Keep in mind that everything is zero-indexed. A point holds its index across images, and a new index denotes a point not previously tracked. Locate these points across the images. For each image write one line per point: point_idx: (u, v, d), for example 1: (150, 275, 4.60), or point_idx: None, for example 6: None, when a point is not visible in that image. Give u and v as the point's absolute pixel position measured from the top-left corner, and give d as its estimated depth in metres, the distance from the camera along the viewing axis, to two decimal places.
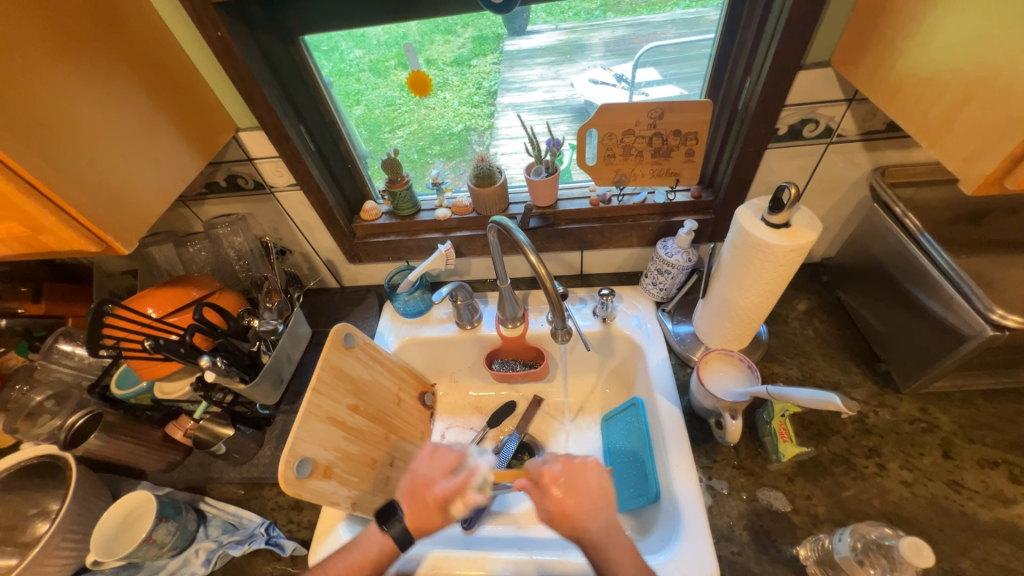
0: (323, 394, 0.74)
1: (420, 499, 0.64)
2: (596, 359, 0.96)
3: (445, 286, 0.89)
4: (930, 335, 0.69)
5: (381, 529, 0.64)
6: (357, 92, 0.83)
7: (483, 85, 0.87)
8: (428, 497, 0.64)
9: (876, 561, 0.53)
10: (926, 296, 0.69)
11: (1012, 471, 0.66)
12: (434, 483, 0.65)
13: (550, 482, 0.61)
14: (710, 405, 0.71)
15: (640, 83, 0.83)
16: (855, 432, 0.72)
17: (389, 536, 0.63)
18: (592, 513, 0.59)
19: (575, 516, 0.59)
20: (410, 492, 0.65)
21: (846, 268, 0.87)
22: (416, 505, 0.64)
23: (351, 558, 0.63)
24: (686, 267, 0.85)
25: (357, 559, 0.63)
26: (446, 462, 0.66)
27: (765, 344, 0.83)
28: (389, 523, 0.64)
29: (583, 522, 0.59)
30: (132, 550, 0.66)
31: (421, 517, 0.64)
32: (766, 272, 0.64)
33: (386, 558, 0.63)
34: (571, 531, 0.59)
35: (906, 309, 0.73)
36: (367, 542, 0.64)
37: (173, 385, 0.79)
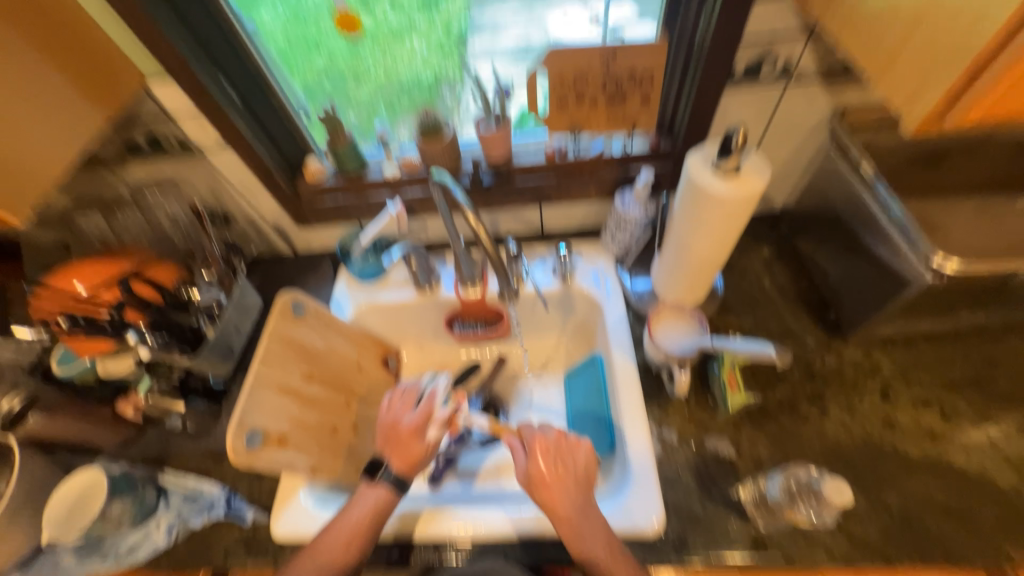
0: (271, 365, 0.72)
1: (398, 440, 0.71)
2: (558, 316, 0.96)
3: (398, 249, 0.86)
4: (877, 282, 0.69)
5: (371, 484, 0.68)
6: (314, 40, 0.74)
7: (453, 28, 0.76)
8: (407, 432, 0.71)
9: (805, 498, 0.62)
10: (875, 242, 0.69)
11: (943, 409, 0.69)
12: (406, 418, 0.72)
13: (540, 449, 0.65)
14: (659, 358, 0.72)
15: (615, 22, 0.74)
16: (802, 378, 0.74)
17: (383, 487, 0.67)
18: (574, 489, 0.63)
19: (554, 484, 0.63)
20: (389, 438, 0.72)
21: (803, 217, 0.86)
22: (399, 448, 0.70)
23: (349, 519, 0.65)
24: (644, 221, 0.83)
25: (354, 519, 0.65)
26: (408, 398, 0.75)
27: (721, 296, 0.83)
28: (380, 473, 0.68)
29: (560, 497, 0.62)
30: (87, 528, 0.66)
31: (406, 454, 0.70)
32: (715, 223, 0.62)
33: (383, 512, 0.66)
34: (546, 501, 0.63)
35: (857, 258, 0.73)
36: (364, 500, 0.67)
37: (117, 364, 0.75)
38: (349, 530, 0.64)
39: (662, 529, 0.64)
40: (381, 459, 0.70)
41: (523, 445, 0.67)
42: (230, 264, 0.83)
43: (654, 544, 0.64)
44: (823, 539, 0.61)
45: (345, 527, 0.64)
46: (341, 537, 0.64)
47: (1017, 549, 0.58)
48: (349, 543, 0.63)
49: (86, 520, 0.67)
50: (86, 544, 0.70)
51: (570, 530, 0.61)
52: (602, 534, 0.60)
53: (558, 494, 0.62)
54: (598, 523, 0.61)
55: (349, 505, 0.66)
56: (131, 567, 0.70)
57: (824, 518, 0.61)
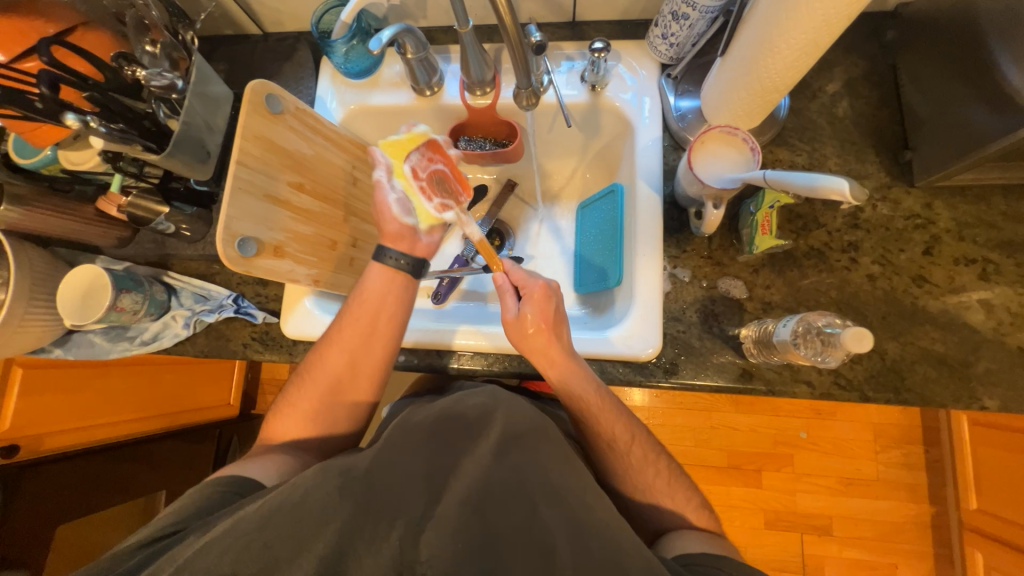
0: (252, 167, 0.63)
1: (395, 240, 0.71)
2: (580, 139, 0.83)
3: (387, 28, 0.65)
4: (980, 115, 0.55)
5: (381, 267, 0.70)
6: None
7: None
8: (397, 224, 0.70)
9: (811, 344, 0.56)
10: (1004, 53, 0.52)
11: (985, 269, 0.63)
12: (397, 207, 0.70)
13: (539, 298, 0.64)
14: (693, 192, 0.62)
15: None
16: (842, 226, 0.67)
17: (390, 267, 0.70)
18: (565, 346, 0.64)
19: (543, 338, 0.64)
20: (382, 226, 0.71)
21: (921, 18, 0.65)
22: (393, 238, 0.71)
23: (360, 300, 0.69)
24: (711, 11, 0.62)
25: (365, 296, 0.69)
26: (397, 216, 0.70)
27: (779, 125, 0.69)
28: (387, 258, 0.70)
29: (552, 351, 0.64)
30: (102, 315, 0.68)
31: (410, 243, 0.72)
32: (821, 8, 0.47)
33: (394, 284, 0.70)
34: (539, 354, 0.65)
35: (971, 80, 0.56)
36: (372, 289, 0.70)
37: (82, 155, 0.68)
38: (366, 312, 0.69)
39: (657, 356, 0.66)
40: (383, 245, 0.71)
41: (522, 294, 0.66)
42: (180, 37, 0.65)
43: (647, 366, 0.67)
44: (810, 376, 0.63)
45: (356, 306, 0.69)
46: (358, 318, 0.68)
47: (994, 400, 0.60)
48: (364, 323, 0.69)
49: (98, 307, 0.69)
50: (111, 327, 0.74)
51: (560, 375, 0.64)
52: (588, 392, 0.64)
53: (548, 344, 0.64)
54: (586, 381, 0.64)
55: (359, 293, 0.70)
56: (159, 351, 0.76)
57: (829, 360, 0.56)
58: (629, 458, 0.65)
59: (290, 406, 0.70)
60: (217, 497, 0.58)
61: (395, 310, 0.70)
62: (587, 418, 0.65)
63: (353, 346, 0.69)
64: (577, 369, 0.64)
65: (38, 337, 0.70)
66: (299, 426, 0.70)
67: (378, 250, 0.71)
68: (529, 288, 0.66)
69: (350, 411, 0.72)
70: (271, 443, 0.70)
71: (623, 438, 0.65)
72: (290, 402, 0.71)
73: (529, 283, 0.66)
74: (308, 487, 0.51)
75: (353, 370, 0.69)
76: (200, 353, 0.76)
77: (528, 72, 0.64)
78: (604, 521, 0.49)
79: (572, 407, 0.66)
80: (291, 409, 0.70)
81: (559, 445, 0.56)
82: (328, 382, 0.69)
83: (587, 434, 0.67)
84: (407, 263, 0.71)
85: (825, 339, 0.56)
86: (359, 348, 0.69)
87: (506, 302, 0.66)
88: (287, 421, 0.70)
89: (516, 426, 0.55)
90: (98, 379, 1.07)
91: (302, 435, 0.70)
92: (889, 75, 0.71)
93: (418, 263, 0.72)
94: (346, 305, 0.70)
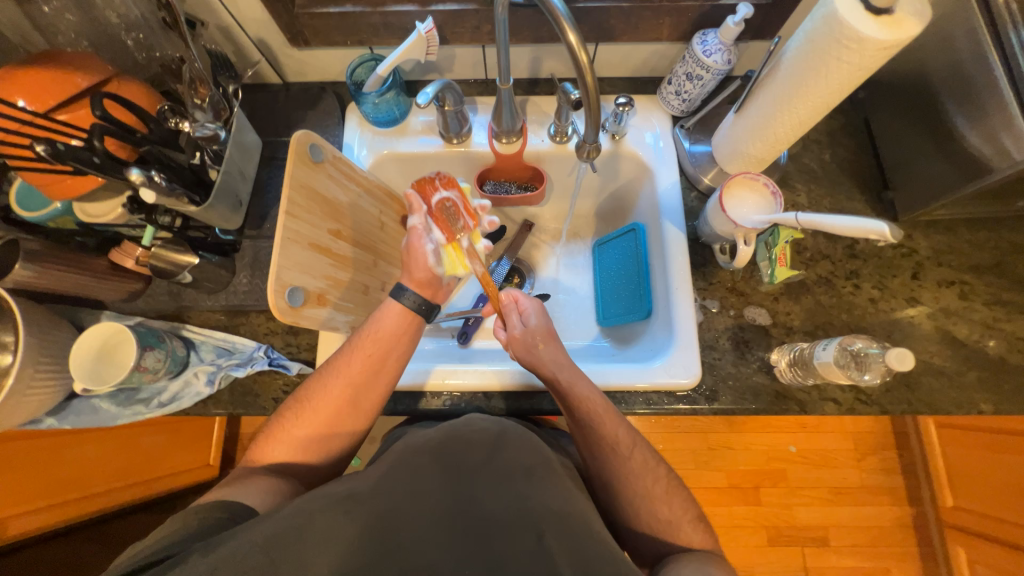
0: (299, 217, 0.63)
1: (418, 278, 0.67)
2: (597, 182, 0.89)
3: (431, 84, 0.68)
4: (947, 165, 0.66)
5: (399, 305, 0.66)
6: None
7: None
8: (427, 270, 0.67)
9: (850, 364, 0.62)
10: (955, 110, 0.63)
11: (962, 289, 0.73)
12: (432, 255, 0.67)
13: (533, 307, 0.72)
14: (725, 231, 0.69)
15: None
16: (843, 256, 0.76)
17: (404, 307, 0.66)
18: (552, 349, 0.67)
19: (544, 345, 0.67)
20: (410, 267, 0.67)
21: (884, 82, 0.77)
22: (421, 283, 0.67)
23: (373, 332, 0.64)
24: (722, 73, 0.71)
25: (378, 331, 0.64)
26: (420, 276, 0.67)
27: (781, 170, 0.78)
28: (402, 297, 0.66)
29: (544, 354, 0.67)
30: (123, 377, 0.63)
31: (434, 290, 0.69)
32: (836, 78, 0.55)
33: (408, 325, 0.66)
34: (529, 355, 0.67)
35: (932, 132, 0.68)
36: (385, 320, 0.65)
37: (99, 208, 0.65)
38: (376, 346, 0.63)
39: (696, 384, 0.70)
40: (403, 285, 0.67)
41: (523, 313, 0.72)
42: (223, 89, 0.66)
43: (688, 395, 0.70)
44: (836, 394, 0.69)
45: (370, 339, 0.64)
46: (368, 354, 0.63)
47: (989, 403, 0.68)
48: (374, 359, 0.63)
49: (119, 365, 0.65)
50: (121, 390, 0.68)
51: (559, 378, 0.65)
52: (585, 396, 0.63)
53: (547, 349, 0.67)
54: (583, 385, 0.64)
55: (372, 327, 0.65)
56: (176, 413, 0.69)
57: (870, 377, 0.62)
58: (630, 463, 0.61)
59: (283, 431, 0.62)
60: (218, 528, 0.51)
61: (407, 346, 0.65)
62: (587, 420, 0.62)
63: (358, 379, 0.62)
64: (579, 372, 0.66)
65: (41, 403, 0.63)
66: (293, 452, 0.61)
67: (396, 288, 0.67)
68: (530, 308, 0.72)
69: (340, 439, 0.63)
70: (254, 465, 0.61)
71: (625, 440, 0.62)
72: (282, 425, 0.62)
73: (529, 302, 0.73)
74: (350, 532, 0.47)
75: (350, 404, 0.62)
76: (223, 410, 0.70)
77: (598, 131, 0.64)
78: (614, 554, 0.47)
79: (573, 412, 0.64)
80: (285, 434, 0.61)
81: (564, 480, 0.56)
82: (330, 422, 0.62)
83: (589, 446, 0.63)
84: (424, 304, 0.67)
85: (860, 359, 0.62)
86: (364, 382, 0.63)
87: (507, 318, 0.71)
88: (279, 446, 0.61)
89: (524, 459, 0.57)
90: (72, 450, 0.95)
91: (293, 462, 0.61)
92: (862, 126, 0.82)
93: (433, 307, 0.68)
94: (349, 342, 0.64)
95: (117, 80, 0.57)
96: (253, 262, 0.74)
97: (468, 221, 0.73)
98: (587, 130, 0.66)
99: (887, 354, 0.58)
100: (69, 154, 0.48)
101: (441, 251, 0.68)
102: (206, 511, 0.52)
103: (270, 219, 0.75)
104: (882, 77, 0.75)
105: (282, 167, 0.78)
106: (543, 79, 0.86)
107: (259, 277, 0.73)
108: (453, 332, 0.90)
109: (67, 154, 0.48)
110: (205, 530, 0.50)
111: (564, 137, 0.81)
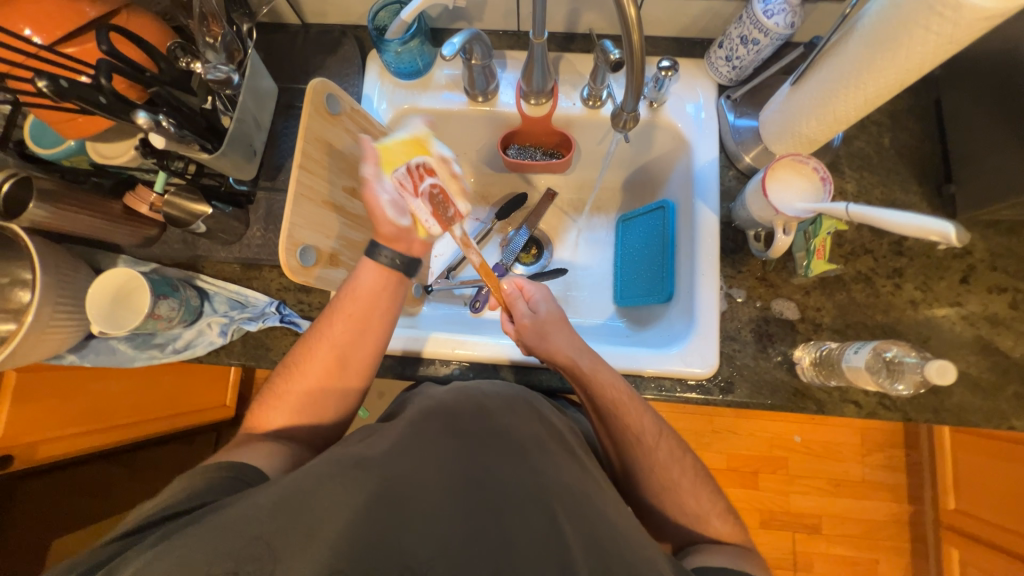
0: (313, 172, 0.60)
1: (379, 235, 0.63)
2: (628, 152, 0.83)
3: (459, 33, 0.62)
4: (1019, 161, 0.59)
5: (375, 263, 0.63)
6: None
7: None
8: (391, 225, 0.63)
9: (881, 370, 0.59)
10: None
11: (1015, 297, 0.67)
12: (391, 208, 0.62)
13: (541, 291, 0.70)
14: (762, 217, 0.65)
15: None
16: (888, 253, 0.70)
17: (381, 266, 0.63)
18: (567, 334, 0.65)
19: (562, 328, 0.65)
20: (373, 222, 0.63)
21: (964, 59, 0.68)
22: (389, 238, 0.63)
23: (352, 292, 0.62)
24: (782, 38, 0.64)
25: (356, 291, 0.62)
26: (386, 234, 0.63)
27: (833, 153, 0.72)
28: (378, 255, 0.63)
29: (563, 340, 0.64)
30: (138, 323, 0.64)
31: (407, 243, 0.64)
32: (919, 52, 0.48)
33: (387, 285, 0.64)
34: (542, 336, 0.65)
35: (1009, 120, 0.60)
36: (366, 282, 0.62)
37: (112, 148, 0.64)
38: (357, 307, 0.62)
39: (712, 374, 0.68)
40: (376, 242, 0.63)
41: (529, 300, 0.69)
42: (237, 27, 0.61)
43: (703, 384, 0.68)
44: (858, 397, 0.66)
45: (350, 304, 0.62)
46: (349, 312, 0.61)
47: (1022, 419, 0.64)
48: (357, 318, 0.62)
49: (114, 309, 0.65)
50: (137, 334, 0.69)
51: (585, 365, 0.62)
52: (610, 383, 0.61)
53: (568, 335, 0.65)
54: (606, 374, 0.62)
55: (350, 288, 0.62)
56: (190, 360, 0.71)
57: (902, 387, 0.60)
58: (656, 455, 0.60)
59: (291, 391, 0.62)
60: (226, 486, 0.52)
61: (391, 302, 0.64)
62: (612, 409, 0.61)
63: (342, 341, 0.62)
64: (600, 361, 0.63)
65: (61, 342, 0.64)
66: (303, 409, 0.62)
67: (370, 245, 0.63)
68: (538, 294, 0.70)
69: (345, 399, 0.64)
70: (266, 420, 0.61)
71: (651, 432, 0.61)
72: (291, 383, 0.63)
73: (535, 289, 0.71)
74: (354, 490, 0.47)
75: (341, 365, 0.62)
76: (236, 362, 0.71)
77: (638, 99, 0.59)
78: (619, 525, 0.47)
79: (599, 403, 0.61)
80: (295, 393, 0.62)
81: (574, 453, 0.55)
82: (337, 384, 0.62)
83: (612, 433, 0.62)
84: (401, 259, 0.63)
85: (893, 368, 0.60)
86: (350, 340, 0.62)
87: (516, 305, 0.68)
88: (287, 405, 0.62)
89: (534, 429, 0.56)
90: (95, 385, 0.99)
91: (299, 422, 0.62)
92: (931, 109, 0.74)
93: (411, 260, 0.64)
94: (331, 306, 0.63)
95: (125, 13, 0.53)
96: (267, 216, 0.72)
97: (458, 208, 0.66)
98: (626, 96, 0.61)
99: (927, 366, 0.55)
100: (74, 92, 0.46)
101: (401, 204, 0.63)
102: (208, 470, 0.53)
103: (285, 171, 0.73)
104: (963, 53, 0.67)
105: (298, 116, 0.74)
106: (580, 34, 0.79)
107: (273, 232, 0.72)
108: (465, 300, 0.88)
109: (71, 92, 0.46)
110: (211, 488, 0.51)
111: (597, 102, 0.75)
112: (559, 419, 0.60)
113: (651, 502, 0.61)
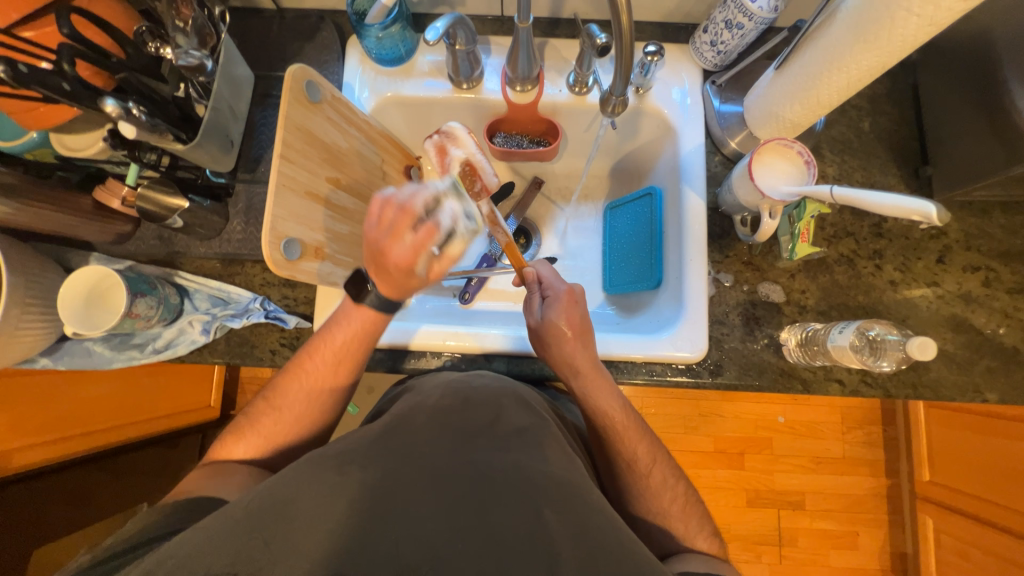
0: (294, 162, 0.59)
1: (387, 275, 0.55)
2: (615, 139, 0.83)
3: (442, 17, 0.60)
4: (991, 143, 0.61)
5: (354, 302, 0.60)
6: None
7: None
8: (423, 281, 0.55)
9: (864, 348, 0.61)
10: (1012, 78, 0.57)
11: (987, 276, 0.70)
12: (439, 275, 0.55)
13: (567, 300, 0.64)
14: (750, 201, 0.65)
15: None
16: (868, 235, 0.72)
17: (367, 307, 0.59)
18: (576, 350, 0.63)
19: (573, 345, 0.62)
20: (388, 270, 0.54)
21: (939, 42, 0.69)
22: (407, 288, 0.56)
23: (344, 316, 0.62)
24: (765, 22, 0.64)
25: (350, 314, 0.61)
26: (405, 283, 0.55)
27: (815, 137, 0.73)
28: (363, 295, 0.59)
29: (570, 356, 0.63)
30: (115, 323, 0.61)
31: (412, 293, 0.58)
32: (900, 35, 0.49)
33: (374, 325, 0.61)
34: (551, 347, 0.64)
35: (982, 104, 0.62)
36: (353, 316, 0.61)
37: (78, 141, 0.61)
38: (350, 331, 0.61)
39: (702, 358, 0.69)
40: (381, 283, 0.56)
41: (548, 296, 0.66)
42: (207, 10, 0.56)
43: (692, 368, 0.69)
44: (841, 375, 0.68)
45: (347, 326, 0.61)
46: (341, 338, 0.62)
47: (994, 392, 0.67)
48: (349, 343, 0.62)
49: (85, 298, 0.63)
50: (114, 334, 0.67)
51: (583, 386, 0.63)
52: (610, 410, 0.63)
53: (575, 352, 0.63)
54: (607, 398, 0.63)
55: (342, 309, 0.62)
56: (172, 360, 0.68)
57: (883, 363, 0.62)
58: (647, 480, 0.62)
59: (280, 407, 0.62)
60: None
61: (376, 334, 0.63)
62: (607, 430, 0.63)
63: (335, 360, 0.62)
64: (600, 381, 0.63)
65: (32, 345, 0.61)
66: (299, 417, 0.63)
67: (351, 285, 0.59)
68: (555, 294, 0.65)
69: (334, 403, 0.65)
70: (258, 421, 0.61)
71: (644, 459, 0.62)
72: (280, 396, 0.63)
73: (556, 285, 0.67)
74: (348, 484, 0.47)
75: (332, 392, 0.64)
76: (220, 360, 0.69)
77: (627, 83, 0.59)
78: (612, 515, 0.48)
79: (592, 421, 0.64)
80: (287, 402, 0.62)
81: (562, 443, 0.55)
82: (322, 395, 0.63)
83: (607, 453, 0.64)
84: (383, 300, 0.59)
85: (876, 346, 0.62)
86: (343, 358, 0.62)
87: (532, 300, 0.67)
88: (283, 415, 0.62)
89: (527, 421, 0.56)
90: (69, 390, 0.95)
91: (295, 431, 0.63)
92: (909, 93, 0.76)
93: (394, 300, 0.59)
94: (320, 332, 0.63)
95: None
96: (247, 210, 0.70)
97: (486, 180, 0.57)
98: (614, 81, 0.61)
99: (909, 343, 0.58)
100: (34, 77, 0.44)
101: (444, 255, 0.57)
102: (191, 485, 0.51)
103: (265, 162, 0.70)
104: (939, 37, 0.68)
105: (276, 106, 0.72)
106: (565, 20, 0.78)
107: (254, 226, 0.69)
108: (455, 292, 0.87)
109: (32, 78, 0.44)
110: None
111: (584, 88, 0.74)
112: (547, 414, 0.60)
113: (644, 485, 0.62)
